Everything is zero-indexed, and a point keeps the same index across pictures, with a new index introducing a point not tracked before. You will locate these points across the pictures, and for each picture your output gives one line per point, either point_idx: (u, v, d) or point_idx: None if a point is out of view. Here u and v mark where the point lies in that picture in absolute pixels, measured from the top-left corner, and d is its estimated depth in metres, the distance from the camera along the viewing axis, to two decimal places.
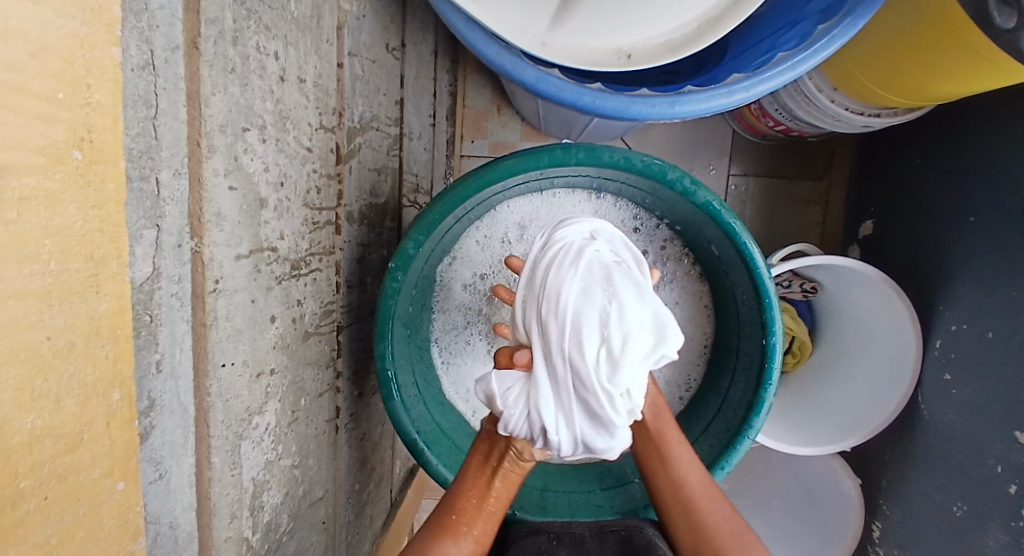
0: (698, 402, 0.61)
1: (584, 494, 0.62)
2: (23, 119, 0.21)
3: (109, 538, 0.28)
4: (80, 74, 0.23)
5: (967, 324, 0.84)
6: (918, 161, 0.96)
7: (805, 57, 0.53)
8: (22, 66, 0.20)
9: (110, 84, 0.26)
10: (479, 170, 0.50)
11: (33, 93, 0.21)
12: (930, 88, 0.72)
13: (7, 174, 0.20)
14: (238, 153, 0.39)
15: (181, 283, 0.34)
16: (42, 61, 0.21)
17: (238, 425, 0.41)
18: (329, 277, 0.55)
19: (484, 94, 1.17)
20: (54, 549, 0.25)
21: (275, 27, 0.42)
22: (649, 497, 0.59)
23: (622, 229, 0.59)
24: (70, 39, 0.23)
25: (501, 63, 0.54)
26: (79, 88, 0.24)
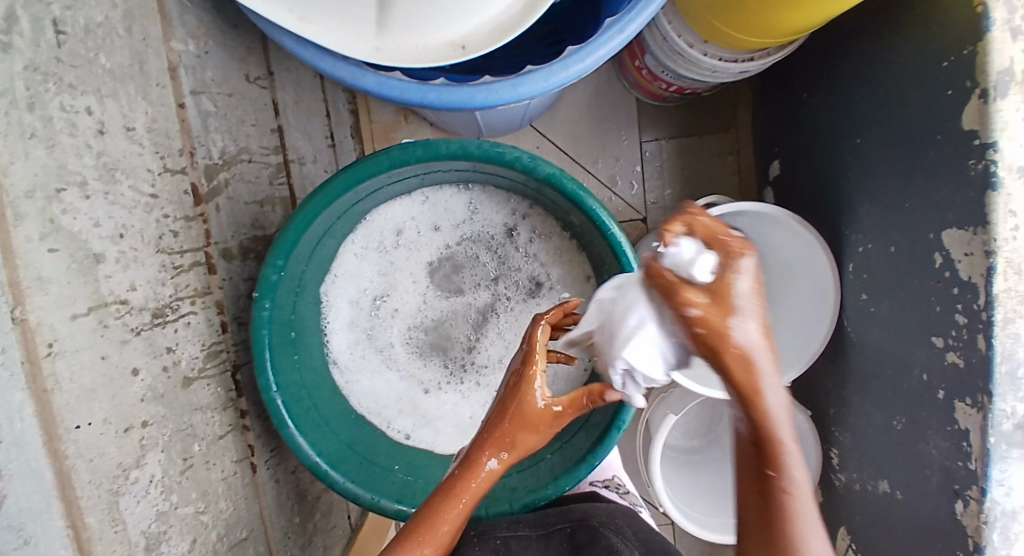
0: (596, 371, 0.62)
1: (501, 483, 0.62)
2: None
3: None
4: None
5: (874, 243, 0.87)
6: (805, 97, 0.99)
7: (630, 17, 0.54)
8: None
9: None
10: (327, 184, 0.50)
11: None
12: (775, 24, 0.74)
13: None
14: (55, 213, 0.38)
15: (7, 353, 0.33)
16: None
17: (112, 482, 0.40)
18: (208, 318, 0.55)
19: (386, 106, 1.17)
20: None
21: (83, 83, 0.42)
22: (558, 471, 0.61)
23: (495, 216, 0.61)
24: None
25: (340, 75, 0.55)
26: None
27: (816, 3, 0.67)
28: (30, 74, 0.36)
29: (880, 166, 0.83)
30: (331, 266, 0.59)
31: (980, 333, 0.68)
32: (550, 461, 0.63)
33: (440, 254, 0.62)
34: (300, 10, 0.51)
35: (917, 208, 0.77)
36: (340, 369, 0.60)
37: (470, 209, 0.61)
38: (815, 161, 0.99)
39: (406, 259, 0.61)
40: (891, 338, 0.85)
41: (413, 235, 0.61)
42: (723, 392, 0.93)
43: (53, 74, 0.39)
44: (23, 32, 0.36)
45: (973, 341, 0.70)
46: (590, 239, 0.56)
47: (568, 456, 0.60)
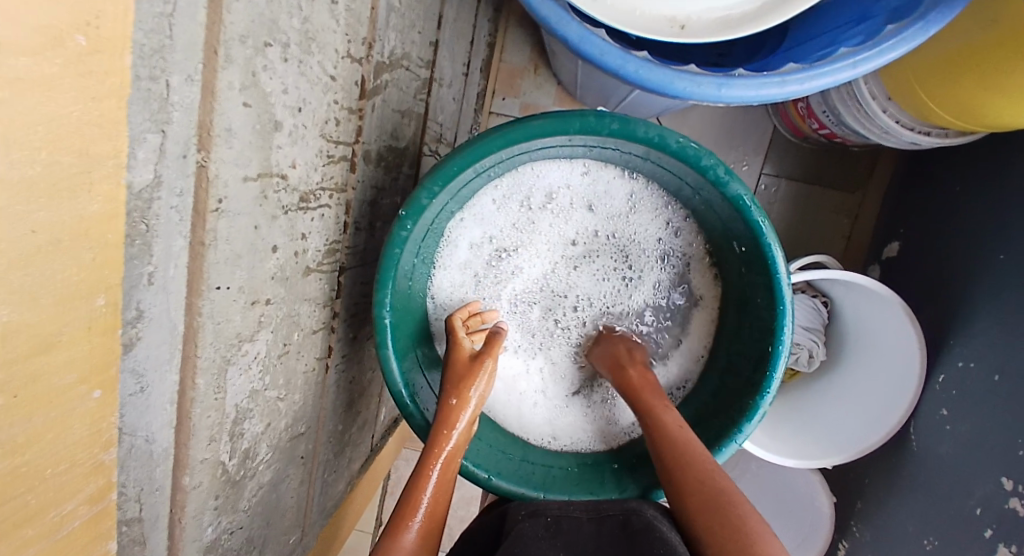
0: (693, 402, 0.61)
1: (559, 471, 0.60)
2: None
3: (78, 446, 0.28)
4: None
5: (977, 362, 0.81)
6: (958, 190, 0.90)
7: (868, 57, 0.50)
8: None
9: None
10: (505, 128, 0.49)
11: None
12: (982, 110, 0.67)
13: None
14: (257, 68, 0.36)
15: (182, 197, 0.33)
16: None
17: (227, 350, 0.40)
18: (337, 215, 0.54)
19: (522, 51, 1.12)
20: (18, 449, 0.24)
21: None
22: (623, 481, 0.58)
23: (651, 215, 0.60)
24: None
25: (545, 15, 0.50)
26: None
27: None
28: None
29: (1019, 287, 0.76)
30: (469, 205, 0.59)
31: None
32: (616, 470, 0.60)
33: (577, 232, 0.61)
34: None
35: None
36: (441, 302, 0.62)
37: (625, 200, 0.59)
38: (941, 255, 0.92)
39: (545, 224, 0.60)
40: (960, 457, 0.79)
41: (558, 205, 0.60)
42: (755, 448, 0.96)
43: None
44: None
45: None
46: (744, 271, 0.54)
47: (634, 474, 0.59)
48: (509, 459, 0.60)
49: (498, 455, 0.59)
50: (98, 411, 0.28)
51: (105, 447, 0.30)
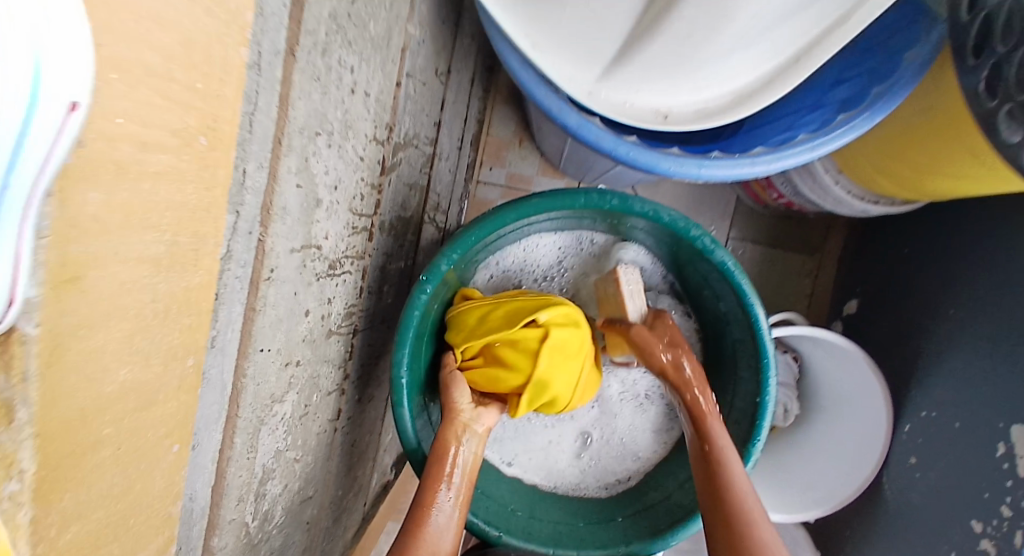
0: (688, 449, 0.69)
1: (570, 526, 0.67)
2: (169, 105, 0.23)
3: (151, 505, 0.28)
4: (217, 70, 0.25)
5: (938, 412, 0.86)
6: (903, 252, 1.00)
7: (824, 141, 0.59)
8: (172, 55, 0.22)
9: (237, 82, 0.28)
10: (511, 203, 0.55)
11: (177, 82, 0.23)
12: (924, 183, 0.78)
13: (150, 151, 0.22)
14: (309, 154, 0.42)
15: (245, 268, 0.36)
16: (190, 53, 0.23)
17: (262, 410, 0.42)
18: (356, 280, 0.57)
19: (508, 126, 1.22)
20: (114, 502, 0.25)
21: (355, 43, 0.46)
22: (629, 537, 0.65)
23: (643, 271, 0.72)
24: (216, 39, 0.25)
25: (548, 106, 0.58)
26: (214, 83, 0.25)
27: (976, 170, 0.69)
28: (331, 25, 0.41)
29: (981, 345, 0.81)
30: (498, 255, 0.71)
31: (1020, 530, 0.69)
32: (621, 524, 0.67)
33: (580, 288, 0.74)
34: (536, 39, 0.56)
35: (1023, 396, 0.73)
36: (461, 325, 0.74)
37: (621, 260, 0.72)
38: (897, 310, 1.00)
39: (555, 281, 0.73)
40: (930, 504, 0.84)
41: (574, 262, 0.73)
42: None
43: (342, 30, 0.43)
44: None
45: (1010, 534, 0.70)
46: (728, 327, 0.61)
47: (638, 526, 0.66)
48: (521, 515, 0.66)
49: (511, 513, 0.65)
50: (172, 466, 0.29)
51: (174, 504, 0.31)
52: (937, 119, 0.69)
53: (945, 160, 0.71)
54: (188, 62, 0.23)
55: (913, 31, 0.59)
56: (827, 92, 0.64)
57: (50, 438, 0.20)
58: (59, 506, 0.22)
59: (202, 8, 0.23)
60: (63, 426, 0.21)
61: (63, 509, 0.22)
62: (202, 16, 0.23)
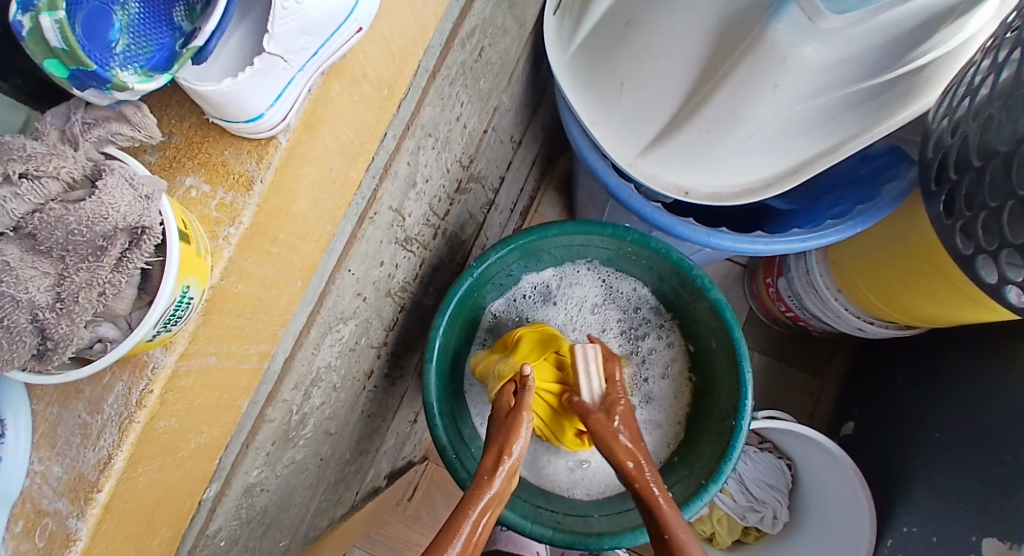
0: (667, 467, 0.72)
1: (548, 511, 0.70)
2: (379, 59, 0.38)
3: (278, 315, 0.39)
4: (403, 53, 0.42)
5: (918, 527, 0.86)
6: (898, 379, 1.05)
7: (813, 236, 0.72)
8: (388, 32, 0.38)
9: (409, 66, 0.44)
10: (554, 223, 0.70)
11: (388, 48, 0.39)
12: (910, 306, 0.87)
13: (362, 79, 0.37)
14: (420, 145, 0.58)
15: (363, 201, 0.50)
16: (396, 36, 0.39)
17: (333, 320, 0.54)
18: (415, 263, 0.70)
19: (555, 208, 1.41)
20: (265, 292, 0.36)
21: (468, 88, 0.64)
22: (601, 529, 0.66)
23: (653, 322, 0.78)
24: (407, 35, 0.41)
25: (596, 167, 0.75)
26: (399, 60, 0.42)
27: (953, 299, 0.79)
28: (458, 67, 0.59)
29: (960, 455, 0.84)
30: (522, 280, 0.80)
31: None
32: (598, 519, 0.69)
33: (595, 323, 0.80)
34: (595, 118, 0.73)
35: (1000, 508, 0.73)
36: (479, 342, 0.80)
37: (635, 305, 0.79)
38: (887, 433, 1.03)
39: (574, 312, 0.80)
40: None
41: (594, 299, 0.80)
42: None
43: (463, 74, 0.61)
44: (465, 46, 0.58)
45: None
46: (716, 364, 0.69)
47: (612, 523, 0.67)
48: None
49: None
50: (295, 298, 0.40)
51: (281, 327, 0.40)
52: (915, 249, 0.81)
53: (928, 285, 0.81)
54: (393, 39, 0.39)
55: (894, 171, 0.73)
56: (823, 213, 0.79)
57: (264, 212, 0.33)
58: (242, 263, 0.33)
59: (402, 11, 0.39)
60: (272, 211, 0.34)
61: (245, 267, 0.33)
62: (403, 17, 0.40)
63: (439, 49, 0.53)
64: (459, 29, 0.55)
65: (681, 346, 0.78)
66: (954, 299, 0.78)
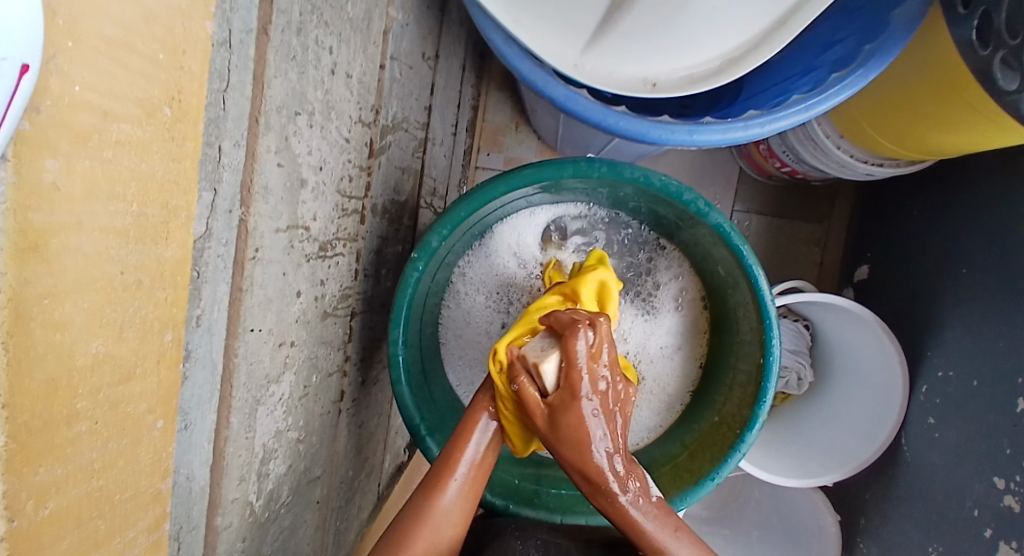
0: (691, 412, 0.66)
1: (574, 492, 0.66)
2: (127, 72, 0.24)
3: (118, 455, 0.29)
4: (178, 40, 0.26)
5: (954, 371, 0.83)
6: (914, 214, 0.96)
7: (818, 100, 0.57)
8: (133, 27, 0.23)
9: (201, 54, 0.28)
10: (501, 178, 0.55)
11: (140, 51, 0.24)
12: (928, 141, 0.74)
13: (110, 119, 0.23)
14: (289, 134, 0.42)
15: (226, 246, 0.37)
16: (149, 28, 0.24)
17: (258, 391, 0.43)
18: (350, 263, 0.58)
19: (504, 111, 1.21)
20: (77, 474, 0.26)
21: (333, 25, 0.46)
22: None
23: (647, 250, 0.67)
24: (175, 10, 0.25)
25: (533, 79, 0.57)
26: (176, 54, 0.26)
27: (974, 128, 0.67)
28: (305, 4, 0.41)
29: (997, 291, 0.77)
30: (483, 240, 0.67)
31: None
32: None
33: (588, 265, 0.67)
34: (516, 13, 0.55)
35: None
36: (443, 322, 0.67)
37: (626, 233, 0.67)
38: (908, 273, 0.96)
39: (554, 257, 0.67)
40: (948, 470, 0.80)
41: (575, 238, 0.67)
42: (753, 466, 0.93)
43: (318, 10, 0.43)
44: None
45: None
46: (728, 292, 0.61)
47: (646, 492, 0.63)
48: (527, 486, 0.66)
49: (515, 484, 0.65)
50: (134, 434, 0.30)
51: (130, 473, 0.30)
52: (936, 77, 0.67)
53: (946, 117, 0.68)
54: (148, 35, 0.24)
55: None
56: (819, 57, 0.62)
57: (20, 407, 0.21)
58: (35, 480, 0.23)
59: None
60: (36, 394, 0.22)
61: (37, 483, 0.23)
62: None
63: None
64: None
65: (688, 269, 0.67)
66: (978, 127, 0.66)
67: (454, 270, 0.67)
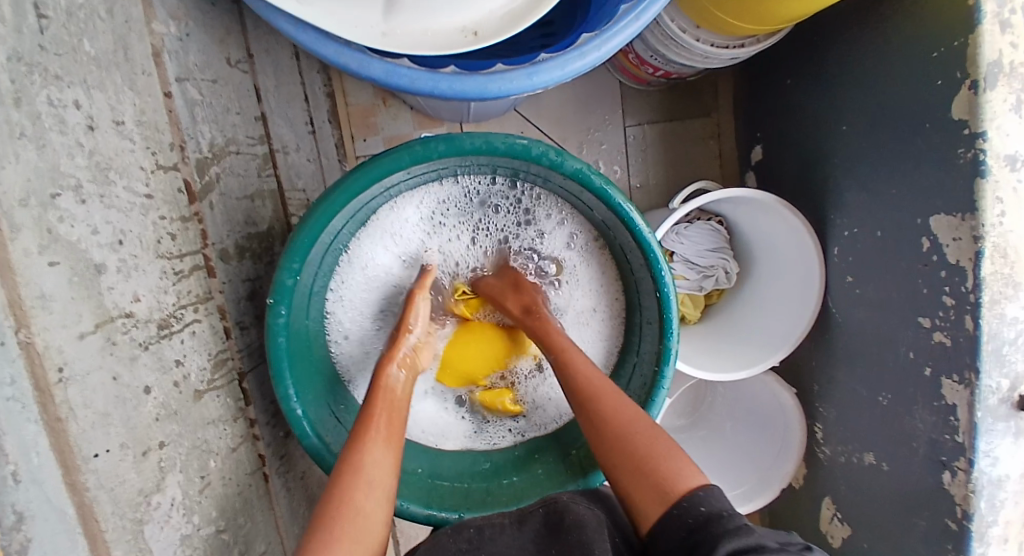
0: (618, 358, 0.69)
1: (529, 476, 0.67)
2: None
3: None
4: None
5: (859, 228, 0.85)
6: (790, 84, 0.96)
7: (649, 5, 0.53)
8: None
9: None
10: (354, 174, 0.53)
11: None
12: (777, 13, 0.72)
13: None
14: (52, 223, 0.34)
15: (15, 384, 0.31)
16: None
17: (135, 510, 0.39)
18: (212, 325, 0.52)
19: (365, 89, 1.10)
20: None
21: (69, 73, 0.37)
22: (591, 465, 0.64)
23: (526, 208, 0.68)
24: None
25: (345, 63, 0.51)
26: None
27: None
28: (15, 66, 0.32)
29: (878, 140, 0.78)
30: (355, 240, 0.65)
31: (968, 313, 0.67)
32: (578, 455, 0.66)
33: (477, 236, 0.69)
34: None
35: (940, 182, 0.69)
36: (335, 343, 0.67)
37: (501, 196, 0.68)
38: (797, 143, 0.97)
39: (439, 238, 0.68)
40: (874, 321, 0.83)
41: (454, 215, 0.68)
42: (698, 372, 0.93)
43: (39, 64, 0.34)
44: (3, 18, 0.31)
45: (960, 321, 0.69)
46: (614, 233, 0.61)
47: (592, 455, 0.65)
48: (480, 489, 0.66)
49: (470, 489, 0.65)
50: None
51: None
52: None
53: None
54: None
55: None
56: None
57: None
58: None
59: None
60: None
61: None
62: None
63: None
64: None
65: (572, 215, 0.68)
66: None
67: (333, 280, 0.65)
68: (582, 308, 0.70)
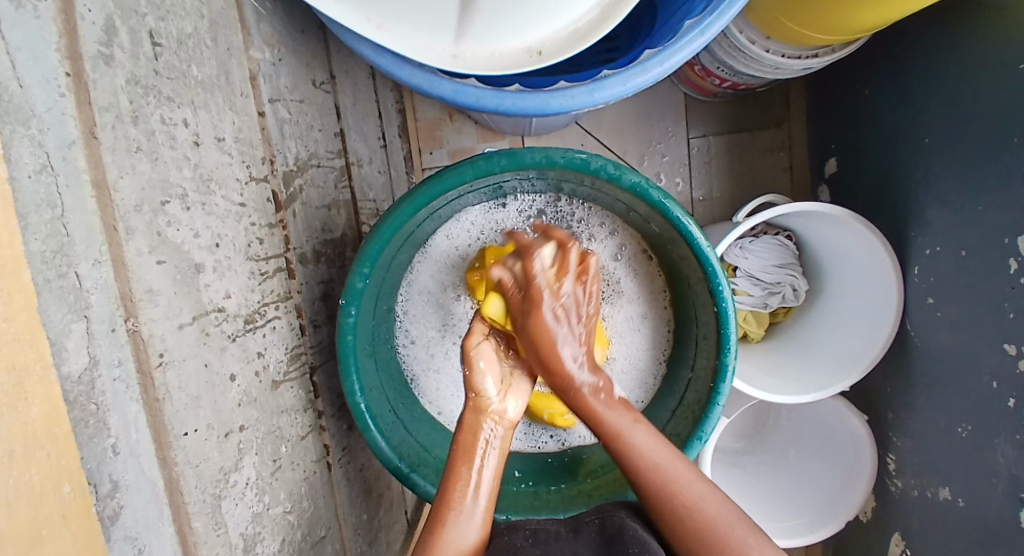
0: (672, 373, 0.68)
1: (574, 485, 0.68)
2: None
3: None
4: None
5: (942, 246, 0.78)
6: (867, 94, 0.91)
7: (714, 19, 0.53)
8: None
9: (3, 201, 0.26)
10: (421, 189, 0.57)
11: None
12: (851, 21, 0.69)
13: None
14: (160, 227, 0.39)
15: (122, 366, 0.35)
16: None
17: (215, 487, 0.43)
18: (289, 322, 0.57)
19: (434, 104, 1.15)
20: None
21: (179, 95, 0.43)
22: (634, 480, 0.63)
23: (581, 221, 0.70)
24: None
25: (417, 83, 0.54)
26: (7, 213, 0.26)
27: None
28: (132, 88, 0.37)
29: (965, 153, 0.72)
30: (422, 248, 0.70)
31: None
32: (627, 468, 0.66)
33: None
34: (377, 18, 0.51)
35: None
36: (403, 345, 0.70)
37: (558, 209, 0.69)
38: (874, 156, 0.91)
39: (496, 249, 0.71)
40: (955, 348, 0.77)
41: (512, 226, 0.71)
42: (759, 392, 0.89)
43: (153, 87, 0.40)
44: (122, 45, 0.36)
45: None
46: (670, 245, 0.61)
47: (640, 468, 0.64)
48: (527, 492, 0.67)
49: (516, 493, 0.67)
50: None
51: None
52: None
53: None
54: None
55: None
56: None
57: None
58: None
59: None
60: None
61: None
62: None
63: (76, 94, 0.32)
64: (83, 27, 0.33)
65: (626, 229, 0.69)
66: None
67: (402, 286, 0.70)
68: (635, 321, 0.70)
